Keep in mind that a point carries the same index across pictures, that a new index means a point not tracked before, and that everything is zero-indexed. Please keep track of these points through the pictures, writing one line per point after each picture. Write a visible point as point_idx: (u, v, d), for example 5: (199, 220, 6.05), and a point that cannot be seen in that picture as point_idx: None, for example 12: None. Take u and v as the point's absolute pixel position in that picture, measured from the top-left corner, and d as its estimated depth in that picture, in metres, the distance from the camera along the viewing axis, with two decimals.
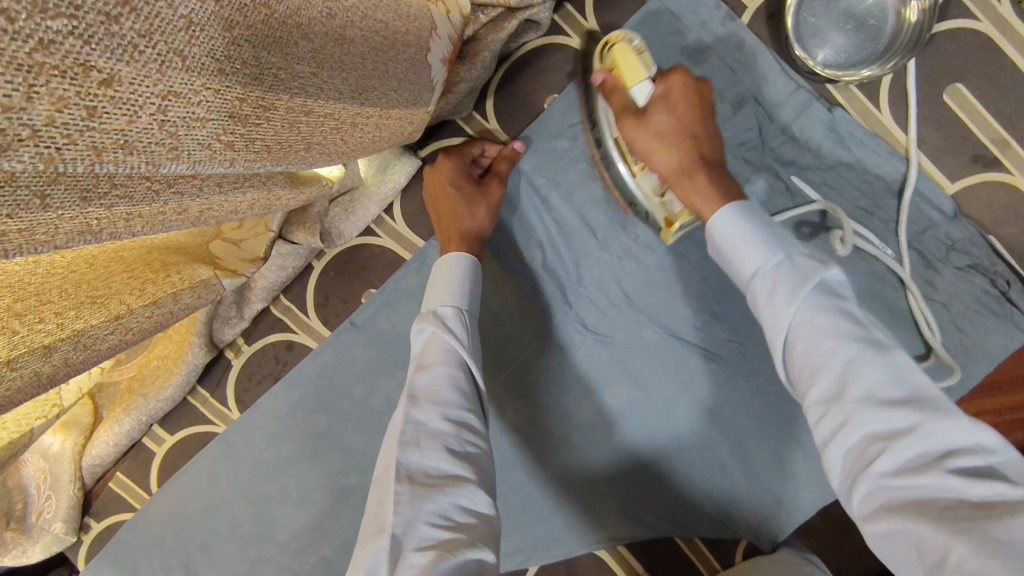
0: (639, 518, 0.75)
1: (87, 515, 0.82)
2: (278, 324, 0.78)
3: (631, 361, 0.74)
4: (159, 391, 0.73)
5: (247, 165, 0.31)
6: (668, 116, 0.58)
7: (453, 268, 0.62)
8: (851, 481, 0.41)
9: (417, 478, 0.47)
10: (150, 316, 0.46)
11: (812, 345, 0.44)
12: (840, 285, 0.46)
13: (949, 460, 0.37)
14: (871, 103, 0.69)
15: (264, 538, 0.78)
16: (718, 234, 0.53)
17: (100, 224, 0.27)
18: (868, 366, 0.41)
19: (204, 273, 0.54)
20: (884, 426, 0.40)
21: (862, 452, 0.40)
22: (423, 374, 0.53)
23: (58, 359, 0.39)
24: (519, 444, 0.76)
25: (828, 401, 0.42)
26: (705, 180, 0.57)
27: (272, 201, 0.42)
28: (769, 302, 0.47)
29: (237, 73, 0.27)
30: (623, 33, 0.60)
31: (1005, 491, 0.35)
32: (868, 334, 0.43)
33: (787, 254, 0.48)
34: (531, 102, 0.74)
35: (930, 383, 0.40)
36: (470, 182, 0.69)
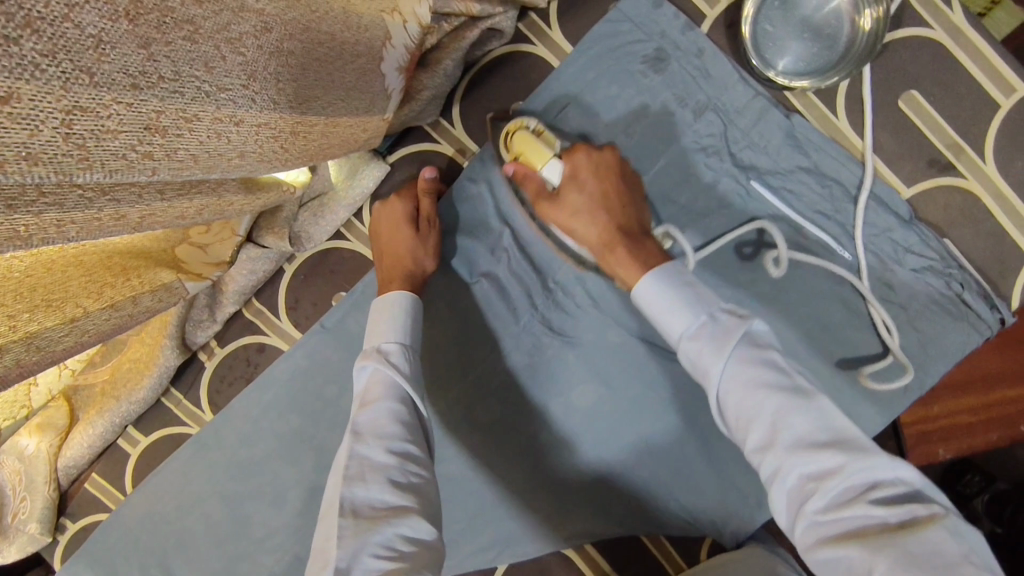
0: (605, 516, 0.76)
1: (62, 516, 0.83)
2: (249, 327, 0.79)
3: (597, 362, 0.75)
4: (132, 393, 0.75)
5: (171, 173, 0.32)
6: (576, 192, 0.65)
7: (394, 304, 0.64)
8: (791, 520, 0.45)
9: (361, 512, 0.49)
10: (108, 319, 0.48)
11: (742, 398, 0.48)
12: (761, 337, 0.51)
13: (873, 491, 0.42)
14: (828, 109, 0.70)
15: (239, 537, 0.80)
16: (644, 298, 0.56)
17: (30, 232, 0.28)
18: (794, 414, 0.46)
19: (166, 277, 0.56)
20: (813, 467, 0.44)
21: (797, 493, 0.44)
22: (366, 410, 0.55)
23: (9, 360, 0.40)
24: (488, 443, 0.78)
25: (763, 449, 0.46)
26: (622, 247, 0.62)
27: (224, 206, 0.43)
28: (702, 360, 0.51)
29: (155, 87, 0.28)
30: (519, 121, 0.68)
31: (919, 511, 0.41)
32: (790, 382, 0.47)
33: (709, 313, 0.52)
34: (497, 108, 0.75)
35: (848, 423, 0.45)
36: (415, 224, 0.72)
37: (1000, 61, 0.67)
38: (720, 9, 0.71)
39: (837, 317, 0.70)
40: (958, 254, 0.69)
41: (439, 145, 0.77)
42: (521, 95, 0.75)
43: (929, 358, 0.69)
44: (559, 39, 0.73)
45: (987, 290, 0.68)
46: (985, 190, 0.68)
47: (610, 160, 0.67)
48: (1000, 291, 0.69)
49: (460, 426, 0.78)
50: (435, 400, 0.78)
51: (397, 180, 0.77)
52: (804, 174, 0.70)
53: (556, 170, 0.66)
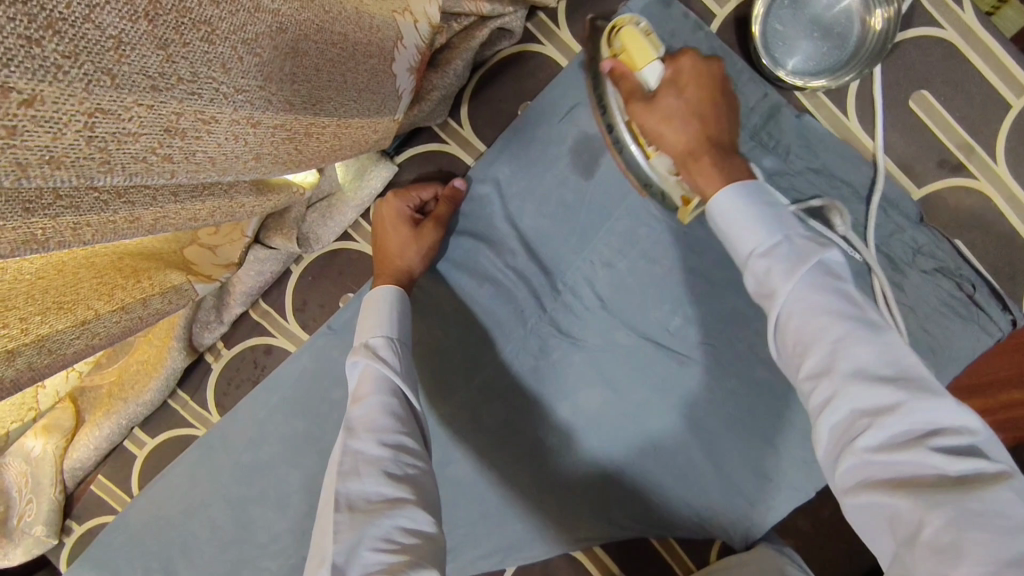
0: (613, 518, 0.76)
1: (69, 518, 0.83)
2: (256, 328, 0.79)
3: (605, 364, 0.75)
4: (139, 395, 0.74)
5: (188, 176, 0.32)
6: (675, 97, 0.58)
7: (381, 302, 0.65)
8: (835, 454, 0.41)
9: (357, 506, 0.48)
10: (119, 322, 0.47)
11: (807, 321, 0.44)
12: (838, 266, 0.46)
13: (934, 438, 0.38)
14: (838, 110, 0.70)
15: (245, 540, 0.79)
16: (719, 212, 0.52)
17: (46, 234, 0.28)
18: (860, 345, 0.41)
19: (175, 278, 0.55)
20: (871, 402, 0.40)
21: (848, 426, 0.41)
22: (357, 406, 0.55)
23: (21, 365, 0.40)
24: (495, 446, 0.77)
25: (819, 376, 0.42)
26: (711, 160, 0.56)
27: (236, 209, 0.43)
28: (770, 279, 0.47)
29: (173, 89, 0.28)
30: (629, 17, 0.60)
31: (984, 467, 0.36)
32: (861, 312, 0.43)
33: (787, 235, 0.48)
34: (506, 109, 0.75)
35: (919, 365, 0.40)
36: (405, 223, 0.71)
37: (1011, 62, 0.67)
38: (730, 9, 0.71)
39: None
40: (969, 255, 0.68)
41: (447, 146, 0.76)
42: (530, 96, 0.74)
43: (940, 360, 0.69)
44: (568, 38, 0.73)
45: (998, 291, 0.67)
46: (996, 191, 0.68)
47: (716, 74, 0.61)
48: (1011, 292, 0.69)
49: (468, 428, 0.78)
50: (442, 402, 0.78)
51: (405, 180, 0.77)
52: (813, 174, 0.70)
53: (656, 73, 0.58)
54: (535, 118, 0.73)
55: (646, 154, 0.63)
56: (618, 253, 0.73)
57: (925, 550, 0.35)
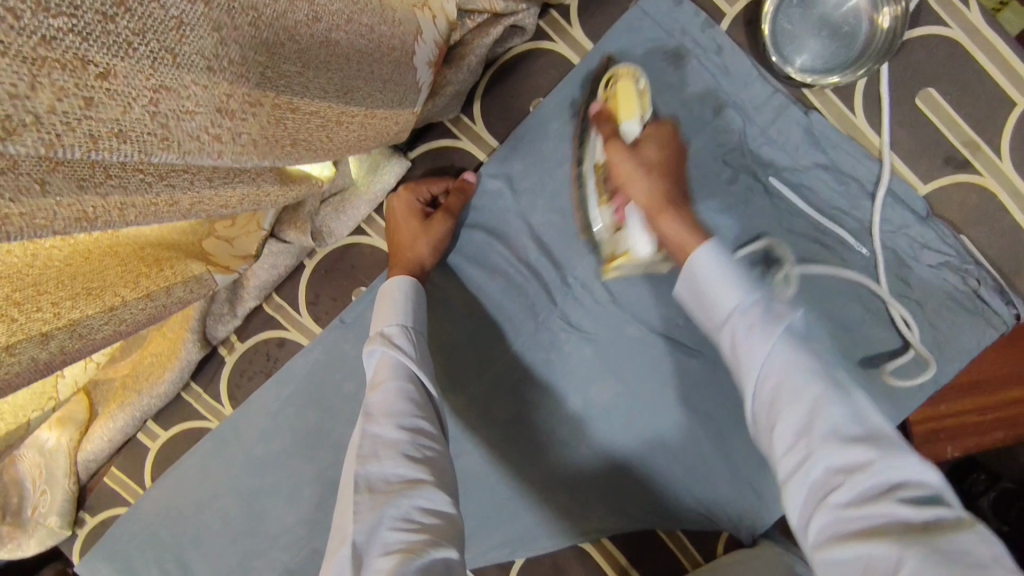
0: (623, 511, 0.76)
1: (81, 510, 0.84)
2: (269, 321, 0.80)
3: (615, 358, 0.76)
4: (153, 386, 0.75)
5: (236, 159, 0.32)
6: (654, 148, 0.62)
7: (395, 293, 0.66)
8: (809, 512, 0.42)
9: (376, 487, 0.49)
10: (144, 309, 0.48)
11: (783, 382, 0.45)
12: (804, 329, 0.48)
13: (903, 493, 0.39)
14: (845, 107, 0.71)
15: (257, 532, 0.80)
16: (694, 270, 0.52)
17: (96, 214, 0.28)
18: (832, 404, 0.43)
19: (196, 268, 0.56)
20: (844, 459, 0.41)
21: (822, 484, 0.42)
22: (375, 391, 0.55)
23: (53, 348, 0.40)
24: (506, 439, 0.78)
25: (794, 435, 0.44)
26: (681, 212, 0.58)
27: (262, 198, 0.44)
28: (745, 339, 0.48)
29: (226, 71, 0.29)
30: (631, 72, 0.66)
31: (946, 516, 0.38)
32: (832, 373, 0.45)
33: (764, 294, 0.50)
34: (518, 106, 0.76)
35: (885, 425, 0.43)
36: (416, 216, 0.72)
37: (1016, 60, 0.68)
38: (739, 8, 0.72)
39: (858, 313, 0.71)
40: (974, 250, 0.70)
41: (459, 142, 0.77)
42: (541, 92, 0.75)
43: (945, 355, 0.70)
44: (579, 37, 0.74)
45: (1001, 284, 0.68)
46: (1000, 187, 0.69)
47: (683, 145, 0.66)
48: (1016, 287, 0.70)
49: (479, 421, 0.78)
50: (453, 395, 0.78)
51: (417, 175, 0.78)
52: (821, 170, 0.71)
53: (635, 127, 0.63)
54: (547, 115, 0.74)
55: (600, 201, 0.67)
56: None
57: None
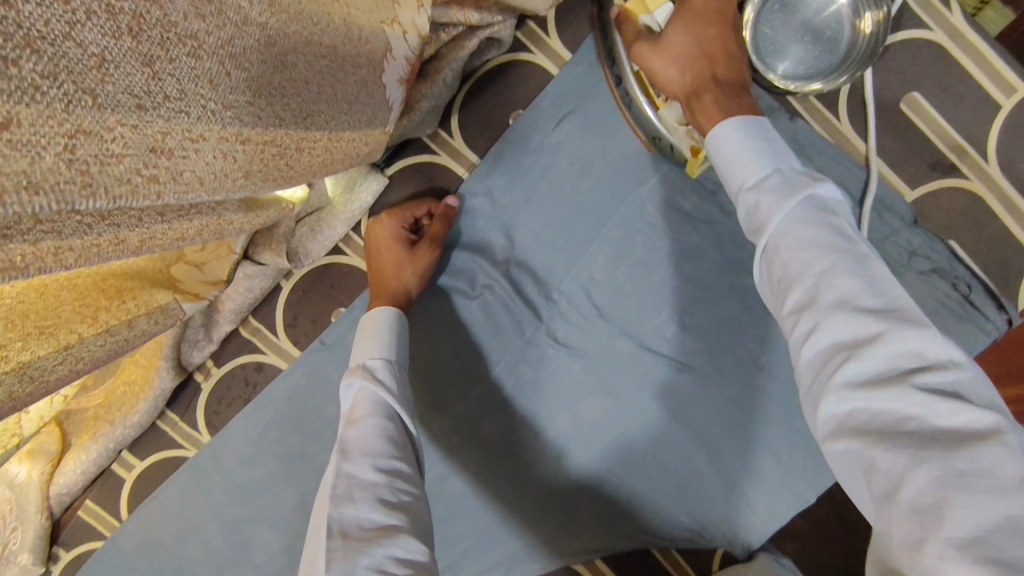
0: (616, 529, 0.75)
1: (56, 545, 0.81)
2: (246, 345, 0.77)
3: (603, 372, 0.74)
4: (127, 416, 0.73)
5: (177, 197, 0.31)
6: (683, 31, 0.57)
7: (380, 321, 0.65)
8: (814, 392, 0.39)
9: (350, 532, 0.47)
10: (104, 345, 0.46)
11: (792, 254, 0.42)
12: (833, 203, 0.44)
13: (917, 374, 0.36)
14: (830, 113, 0.70)
15: (240, 562, 0.77)
16: (721, 147, 0.51)
17: (26, 261, 0.26)
18: (844, 274, 0.39)
19: (162, 298, 0.54)
20: (854, 337, 0.38)
21: (825, 359, 0.39)
22: (354, 428, 0.54)
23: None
24: (494, 458, 0.76)
25: (802, 308, 0.41)
26: (713, 93, 0.55)
27: (225, 226, 0.42)
28: (761, 207, 0.46)
29: (158, 107, 0.27)
30: None
31: (966, 409, 0.34)
32: (852, 244, 0.41)
33: (781, 170, 0.47)
34: (497, 118, 0.74)
35: (912, 303, 0.38)
36: (402, 242, 0.70)
37: (998, 59, 0.67)
38: None
39: None
40: (963, 256, 0.69)
41: (438, 157, 0.75)
42: (520, 104, 0.74)
43: None
44: (558, 46, 0.72)
45: (994, 291, 0.68)
46: (989, 192, 0.68)
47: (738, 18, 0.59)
48: (1008, 292, 0.69)
49: (466, 442, 0.77)
50: (439, 416, 0.76)
51: (396, 191, 0.76)
52: None
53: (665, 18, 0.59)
54: (527, 128, 0.72)
55: (656, 106, 0.65)
56: (613, 260, 0.72)
57: (905, 500, 0.33)
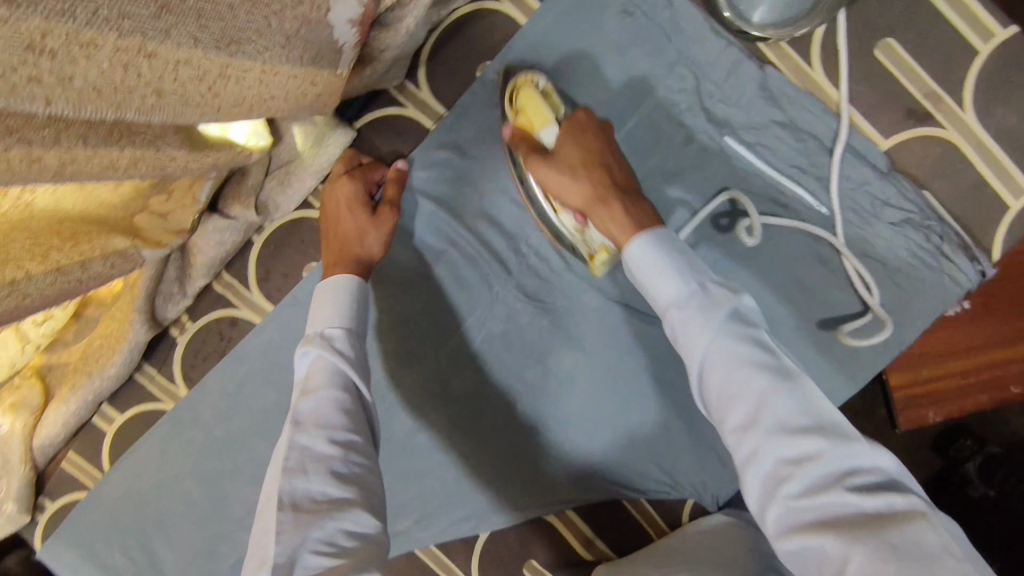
0: (586, 481, 0.76)
1: (41, 496, 0.83)
2: (220, 300, 0.78)
3: (573, 326, 0.74)
4: (104, 368, 0.74)
5: (75, 105, 0.33)
6: (573, 142, 0.63)
7: (340, 284, 0.65)
8: (764, 502, 0.46)
9: (301, 505, 0.51)
10: (54, 283, 0.48)
11: (727, 377, 0.49)
12: (750, 317, 0.52)
13: (850, 478, 0.44)
14: (803, 60, 0.68)
15: (220, 513, 0.79)
16: (637, 263, 0.57)
17: None
18: (779, 396, 0.47)
19: (120, 243, 0.54)
20: (796, 454, 0.45)
21: (773, 474, 0.46)
22: (309, 399, 0.56)
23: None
24: (465, 413, 0.77)
25: (743, 429, 0.48)
26: (617, 203, 0.61)
27: (167, 162, 0.43)
28: (689, 329, 0.52)
29: (33, 5, 0.28)
30: (528, 78, 0.68)
31: (897, 503, 0.42)
32: (776, 359, 0.49)
33: (699, 283, 0.53)
34: (465, 69, 0.73)
35: (833, 412, 0.47)
36: (362, 209, 0.70)
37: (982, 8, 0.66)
38: None
39: (809, 276, 0.69)
40: (937, 206, 0.68)
41: (405, 109, 0.74)
42: (488, 56, 0.73)
43: (912, 313, 0.68)
44: None
45: (967, 243, 0.66)
46: (964, 140, 0.67)
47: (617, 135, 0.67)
48: (983, 243, 0.68)
49: (438, 397, 0.77)
50: (412, 372, 0.77)
51: (365, 146, 0.76)
52: (779, 127, 0.68)
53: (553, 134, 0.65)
54: (495, 80, 0.71)
55: (555, 210, 0.68)
56: None
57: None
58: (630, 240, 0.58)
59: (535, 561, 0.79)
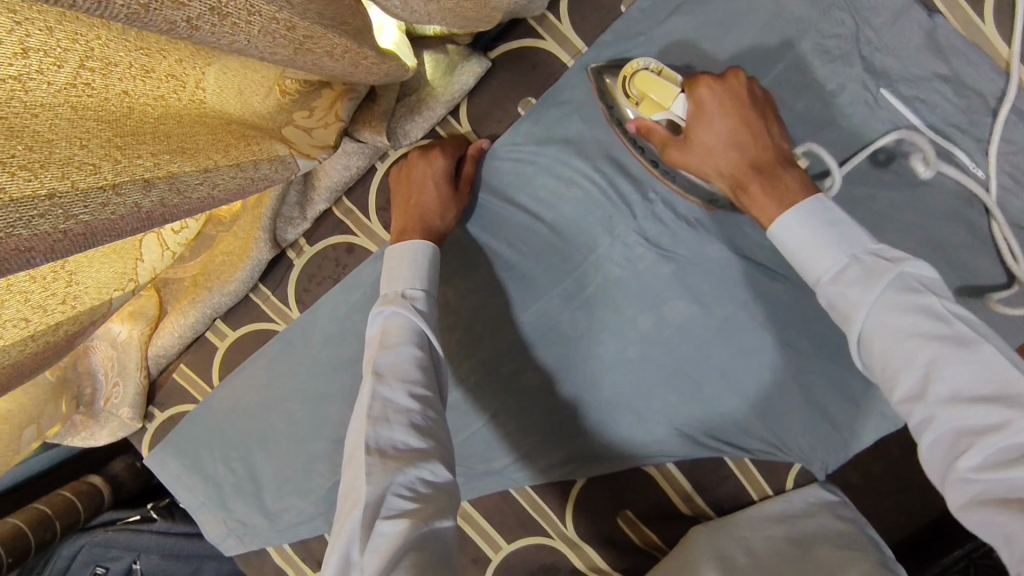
0: (691, 435, 0.75)
1: (152, 405, 0.86)
2: (339, 226, 0.78)
3: (694, 277, 0.73)
4: (224, 284, 0.76)
5: None
6: (704, 128, 0.62)
7: (413, 250, 0.68)
8: (943, 471, 0.45)
9: (387, 451, 0.53)
10: (234, 178, 0.47)
11: (891, 346, 0.47)
12: (921, 283, 0.48)
13: None
14: (974, 12, 0.64)
15: (319, 436, 0.80)
16: (783, 238, 0.56)
17: (228, 6, 0.30)
18: (953, 366, 0.44)
19: (281, 150, 0.54)
20: (974, 424, 0.43)
21: (950, 445, 0.44)
22: (387, 353, 0.60)
23: (128, 203, 0.37)
24: (575, 355, 0.77)
25: (914, 399, 0.46)
26: (761, 185, 0.59)
27: (362, 61, 0.43)
28: (846, 298, 0.50)
29: None
30: (636, 63, 0.65)
31: None
32: (951, 327, 0.46)
33: (855, 254, 0.51)
34: (606, 3, 0.71)
35: (1020, 377, 0.43)
36: (446, 181, 0.72)
37: None
38: None
39: (954, 242, 0.66)
40: None
41: (542, 42, 0.72)
42: None
43: None
44: None
45: None
46: None
47: (759, 96, 0.63)
48: None
49: (547, 337, 0.77)
50: (524, 311, 0.77)
51: (497, 79, 0.74)
52: (939, 82, 0.65)
53: (684, 110, 0.64)
54: (639, 17, 0.69)
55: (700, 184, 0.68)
56: None
57: None
58: (775, 219, 0.57)
59: (630, 511, 0.79)
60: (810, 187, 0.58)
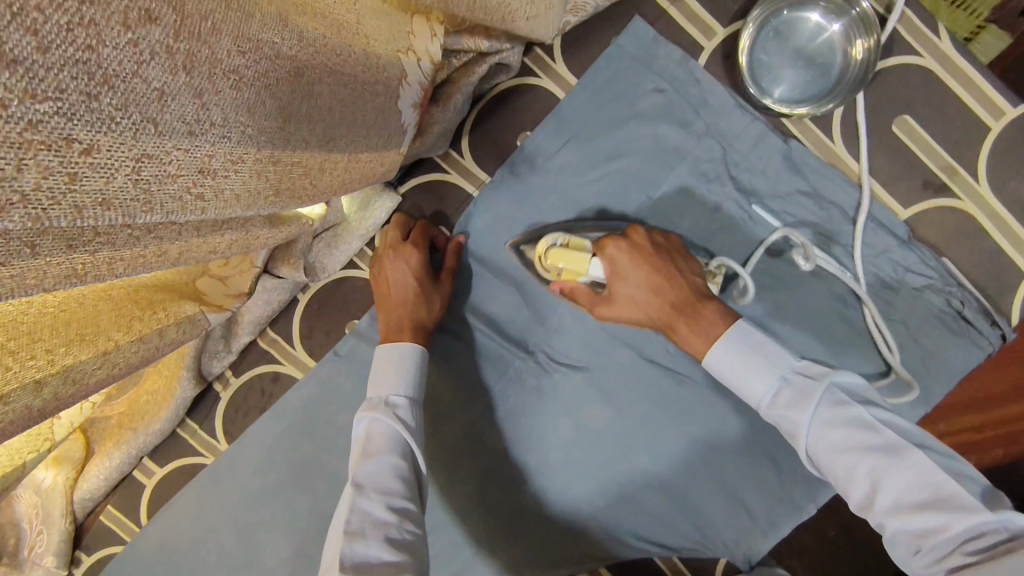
0: (621, 537, 0.77)
1: (77, 549, 0.85)
2: (264, 356, 0.80)
3: (606, 383, 0.77)
4: (149, 424, 0.76)
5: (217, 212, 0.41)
6: (625, 284, 0.66)
7: (404, 353, 0.70)
8: (908, 566, 0.50)
9: (362, 567, 0.53)
10: (138, 350, 0.52)
11: (834, 460, 0.53)
12: (842, 394, 0.54)
13: (973, 544, 0.45)
14: (825, 135, 0.72)
15: (251, 567, 0.79)
16: (722, 367, 0.62)
17: (85, 269, 0.37)
18: (889, 474, 0.50)
19: (189, 308, 0.59)
20: (917, 527, 0.48)
21: (906, 546, 0.49)
22: (369, 463, 0.60)
23: (19, 406, 0.42)
24: (502, 464, 0.79)
25: (865, 506, 0.51)
26: (687, 328, 0.65)
27: (251, 240, 0.51)
28: (788, 420, 0.56)
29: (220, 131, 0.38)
30: (543, 243, 0.68)
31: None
32: (878, 436, 0.51)
33: (783, 377, 0.58)
34: (505, 140, 0.78)
35: (946, 476, 0.48)
36: (428, 277, 0.74)
37: (996, 93, 0.68)
38: (717, 42, 0.73)
39: (836, 338, 0.71)
40: (956, 272, 0.69)
41: (448, 176, 0.79)
42: (526, 128, 0.77)
43: (933, 374, 0.70)
44: (563, 72, 0.76)
45: (986, 307, 0.68)
46: (979, 211, 0.69)
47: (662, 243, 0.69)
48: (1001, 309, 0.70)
49: (474, 449, 0.80)
50: (450, 424, 0.80)
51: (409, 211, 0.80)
52: (803, 197, 0.72)
53: (600, 270, 0.67)
54: (535, 151, 0.75)
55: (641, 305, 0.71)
56: None
57: None
58: (706, 353, 0.63)
59: None
60: (729, 317, 0.64)
